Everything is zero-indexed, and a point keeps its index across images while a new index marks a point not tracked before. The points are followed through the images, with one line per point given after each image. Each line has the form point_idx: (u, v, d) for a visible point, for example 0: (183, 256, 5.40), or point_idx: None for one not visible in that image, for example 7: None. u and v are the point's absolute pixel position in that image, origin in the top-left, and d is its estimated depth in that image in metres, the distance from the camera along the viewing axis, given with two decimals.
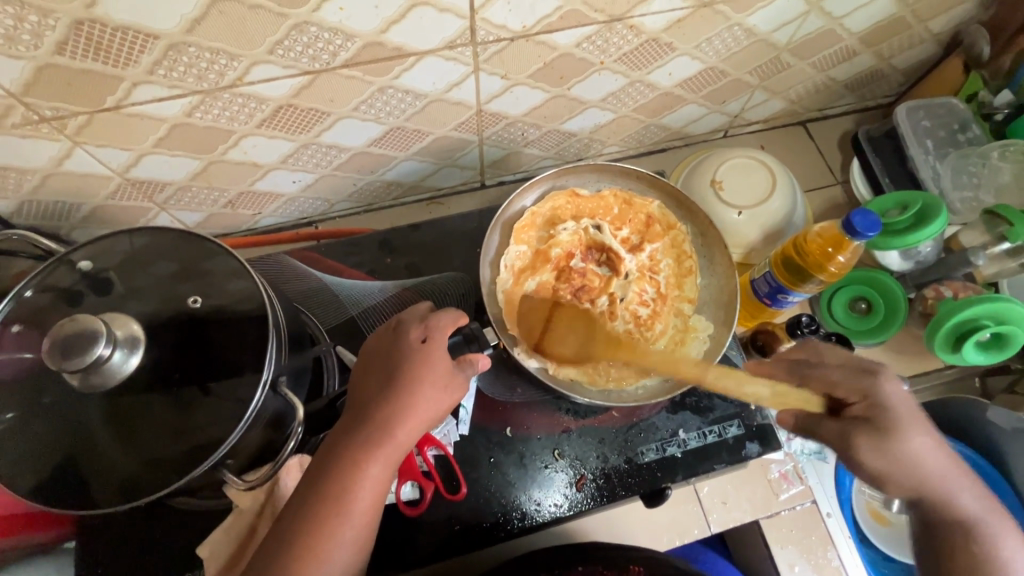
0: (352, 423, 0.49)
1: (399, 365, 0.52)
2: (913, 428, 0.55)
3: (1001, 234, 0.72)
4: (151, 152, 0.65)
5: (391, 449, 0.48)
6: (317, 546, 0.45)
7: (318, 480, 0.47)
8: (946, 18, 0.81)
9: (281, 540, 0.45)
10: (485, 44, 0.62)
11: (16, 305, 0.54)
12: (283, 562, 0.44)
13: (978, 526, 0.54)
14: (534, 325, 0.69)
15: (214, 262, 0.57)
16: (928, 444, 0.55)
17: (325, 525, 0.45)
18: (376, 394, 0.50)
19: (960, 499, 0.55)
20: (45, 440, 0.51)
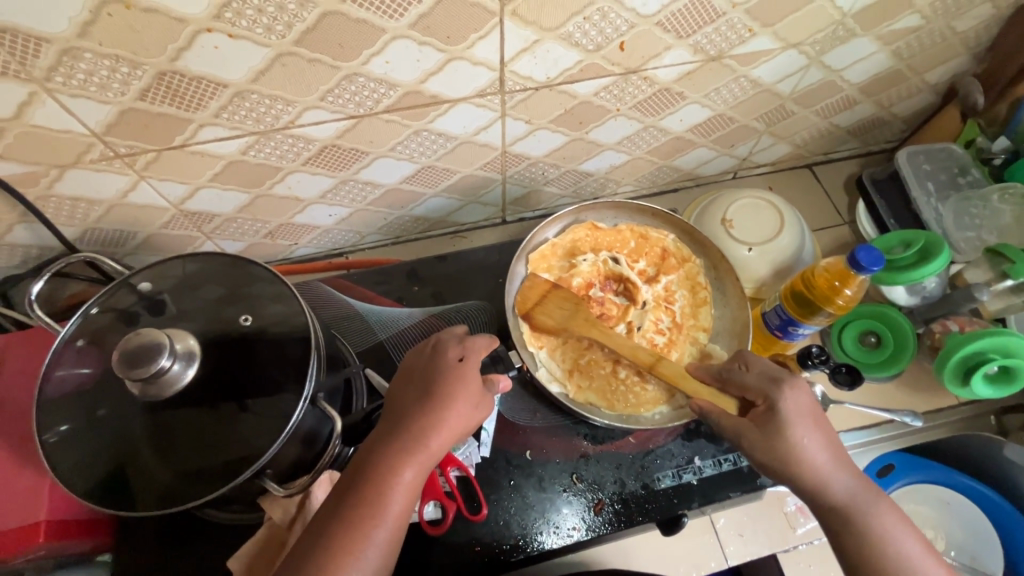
0: (390, 431, 0.53)
1: (435, 380, 0.56)
2: (797, 424, 0.56)
3: (1003, 271, 0.74)
4: (205, 186, 0.71)
5: (425, 456, 0.52)
6: (352, 545, 0.47)
7: (356, 483, 0.50)
8: (941, 71, 0.87)
9: (319, 543, 0.48)
10: (513, 93, 0.68)
11: (82, 322, 0.59)
12: (320, 561, 0.46)
13: (856, 510, 0.53)
14: (568, 355, 0.73)
15: (261, 286, 0.61)
16: (810, 440, 0.55)
17: (361, 527, 0.48)
18: (414, 405, 0.55)
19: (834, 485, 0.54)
20: (98, 450, 0.55)
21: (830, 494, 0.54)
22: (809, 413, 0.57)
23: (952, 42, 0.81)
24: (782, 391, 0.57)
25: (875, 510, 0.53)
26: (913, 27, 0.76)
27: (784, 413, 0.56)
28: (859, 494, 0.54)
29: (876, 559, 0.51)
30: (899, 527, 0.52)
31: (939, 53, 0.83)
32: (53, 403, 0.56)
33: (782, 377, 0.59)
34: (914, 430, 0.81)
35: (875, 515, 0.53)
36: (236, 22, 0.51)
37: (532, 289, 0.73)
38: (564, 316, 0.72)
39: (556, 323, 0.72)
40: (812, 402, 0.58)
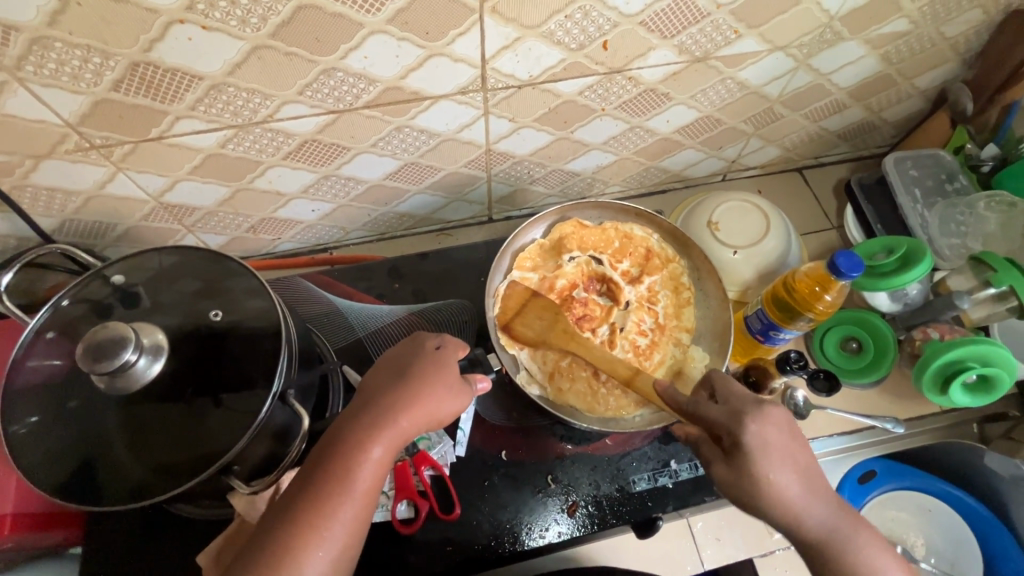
0: (360, 411, 0.53)
1: (412, 363, 0.58)
2: (773, 464, 0.51)
3: (986, 279, 0.73)
4: (185, 179, 0.70)
5: (394, 434, 0.52)
6: (319, 522, 0.47)
7: (324, 461, 0.50)
8: (931, 76, 0.87)
9: (284, 519, 0.47)
10: (495, 90, 0.68)
11: (52, 313, 0.58)
12: (285, 540, 0.46)
13: (836, 542, 0.50)
14: (548, 357, 0.72)
15: (236, 282, 0.61)
16: (780, 478, 0.51)
17: (328, 501, 0.48)
18: (388, 387, 0.55)
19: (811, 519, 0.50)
20: (66, 443, 0.54)
21: (806, 527, 0.50)
22: (777, 447, 0.51)
23: (942, 47, 0.81)
24: (748, 425, 0.52)
25: (853, 539, 0.50)
26: (902, 31, 0.76)
27: (753, 445, 0.51)
28: (835, 523, 0.50)
29: None
30: (880, 553, 0.50)
31: (928, 58, 0.82)
32: (24, 394, 0.55)
33: (749, 408, 0.54)
34: (895, 437, 0.81)
35: (854, 544, 0.50)
36: (210, 14, 0.50)
37: (510, 298, 0.73)
38: (543, 326, 0.71)
39: (534, 334, 0.71)
40: (771, 430, 0.52)
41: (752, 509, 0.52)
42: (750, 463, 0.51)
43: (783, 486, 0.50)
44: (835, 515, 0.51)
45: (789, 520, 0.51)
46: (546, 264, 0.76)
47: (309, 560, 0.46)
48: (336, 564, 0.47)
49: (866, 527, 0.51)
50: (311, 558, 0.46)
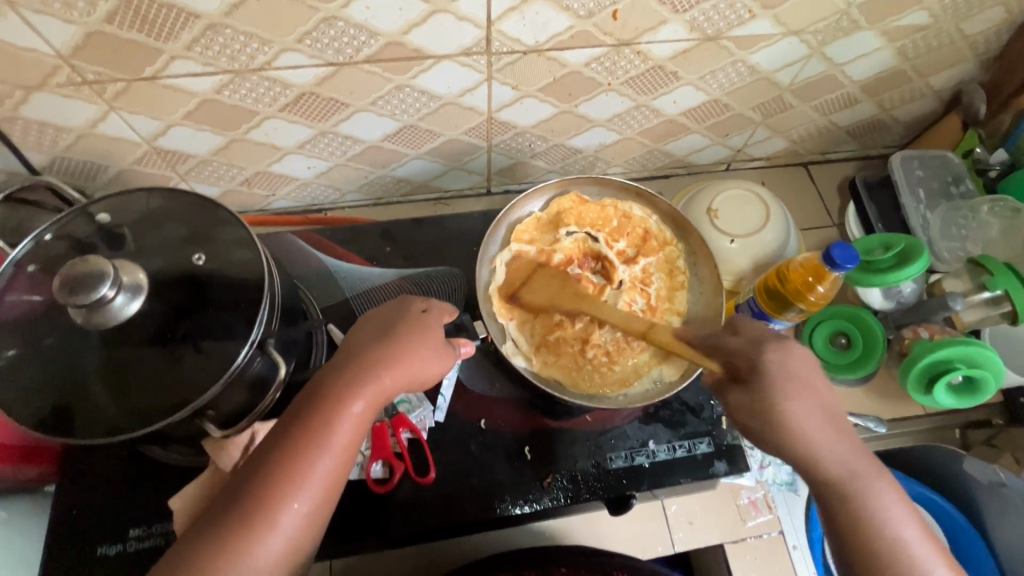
0: (341, 368, 0.53)
1: (395, 324, 0.57)
2: (793, 395, 0.52)
3: (982, 283, 0.72)
4: (178, 124, 0.69)
5: (375, 391, 0.51)
6: (297, 474, 0.47)
7: (303, 414, 0.49)
8: (946, 76, 0.85)
9: (261, 468, 0.47)
10: (499, 55, 0.66)
11: (35, 247, 0.57)
12: (261, 490, 0.46)
13: (848, 485, 0.50)
14: (536, 329, 0.71)
15: (222, 230, 0.60)
16: (802, 410, 0.52)
17: (306, 453, 0.47)
18: (370, 345, 0.55)
19: (825, 458, 0.51)
20: (40, 378, 0.54)
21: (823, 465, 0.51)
22: (799, 382, 0.53)
23: (960, 45, 0.79)
24: (767, 352, 0.55)
25: (867, 485, 0.50)
26: (921, 25, 0.74)
27: (772, 374, 0.53)
28: (854, 467, 0.51)
29: (858, 530, 0.49)
30: (893, 502, 0.50)
31: (945, 56, 0.81)
32: (2, 326, 0.55)
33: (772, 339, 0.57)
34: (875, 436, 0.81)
35: (866, 489, 0.50)
36: None
37: (510, 269, 0.73)
38: (551, 291, 0.71)
39: (545, 299, 0.71)
40: (796, 369, 0.54)
41: (766, 442, 0.53)
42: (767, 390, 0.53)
43: (799, 419, 0.52)
44: (855, 461, 0.51)
45: (804, 455, 0.51)
46: (549, 235, 0.75)
47: (285, 510, 0.46)
48: (313, 516, 0.47)
49: (885, 478, 0.50)
50: (288, 508, 0.46)
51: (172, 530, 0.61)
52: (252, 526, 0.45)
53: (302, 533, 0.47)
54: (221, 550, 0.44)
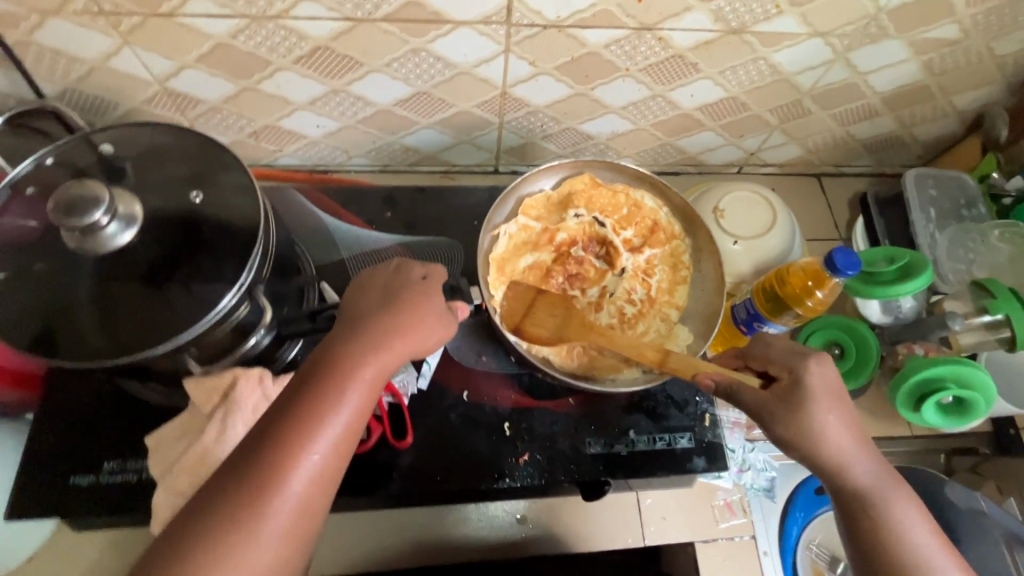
0: (350, 332, 0.51)
1: (397, 291, 0.55)
2: (826, 406, 0.53)
3: (983, 306, 0.72)
4: (191, 66, 0.69)
5: (389, 356, 0.50)
6: (309, 437, 0.45)
7: (313, 377, 0.48)
8: (970, 97, 0.84)
9: (274, 433, 0.44)
10: (519, 27, 0.66)
11: (35, 170, 0.57)
12: (269, 452, 0.43)
13: (875, 498, 0.51)
14: (516, 308, 0.69)
15: (228, 175, 0.59)
16: (838, 423, 0.52)
17: (320, 415, 0.45)
18: (376, 312, 0.53)
19: (854, 470, 0.52)
20: (22, 303, 0.53)
21: (851, 477, 0.52)
22: (832, 394, 0.53)
23: (988, 65, 0.78)
24: (810, 365, 0.55)
25: (891, 501, 0.51)
26: (950, 39, 0.73)
27: (812, 388, 0.54)
28: (878, 482, 0.51)
29: (882, 545, 0.49)
30: (914, 518, 0.50)
31: (971, 75, 0.79)
32: None
33: (809, 352, 0.57)
34: None
35: (891, 503, 0.51)
36: None
37: (513, 243, 0.72)
38: (556, 324, 0.67)
39: (548, 333, 0.67)
40: (830, 382, 0.54)
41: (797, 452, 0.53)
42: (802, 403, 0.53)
43: (833, 432, 0.52)
44: (879, 476, 0.52)
45: (832, 467, 0.52)
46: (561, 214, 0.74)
47: (294, 474, 0.43)
48: (322, 482, 0.45)
49: (908, 494, 0.51)
50: (297, 471, 0.43)
51: (147, 468, 0.62)
52: (261, 488, 0.42)
53: (311, 499, 0.44)
54: (227, 514, 0.41)
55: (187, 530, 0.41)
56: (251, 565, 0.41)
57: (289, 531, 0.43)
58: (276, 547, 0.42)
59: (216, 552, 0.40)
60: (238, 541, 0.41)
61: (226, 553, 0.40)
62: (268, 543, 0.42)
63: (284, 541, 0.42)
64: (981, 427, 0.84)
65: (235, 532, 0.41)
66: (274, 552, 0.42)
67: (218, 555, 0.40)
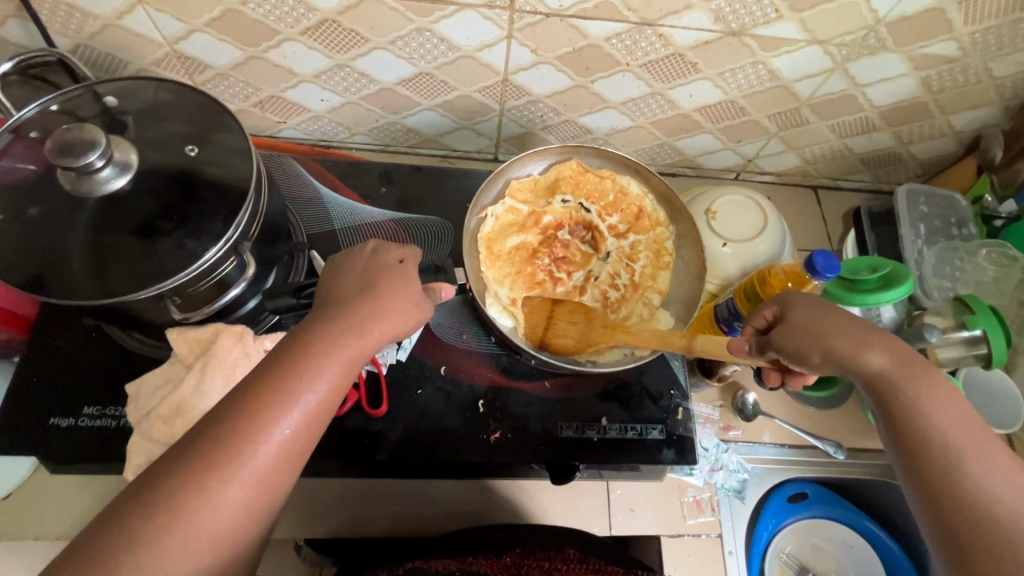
0: (331, 311, 0.50)
1: (376, 276, 0.53)
2: (822, 312, 0.56)
3: (962, 321, 0.75)
4: (201, 31, 0.71)
5: (364, 342, 0.49)
6: (275, 414, 0.44)
7: (290, 353, 0.47)
8: (967, 117, 0.84)
9: (239, 409, 0.44)
10: (522, 13, 0.67)
11: (40, 114, 0.58)
12: (237, 425, 0.43)
13: (894, 384, 0.51)
14: (535, 323, 0.70)
15: (224, 136, 0.60)
16: (835, 321, 0.54)
17: (288, 393, 0.45)
18: (353, 295, 0.52)
19: (870, 358, 0.52)
20: (9, 241, 0.54)
21: (920, 416, 0.49)
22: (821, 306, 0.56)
23: (986, 86, 0.78)
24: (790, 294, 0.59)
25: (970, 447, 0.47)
26: (948, 56, 0.74)
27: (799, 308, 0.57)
28: (955, 426, 0.48)
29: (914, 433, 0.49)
30: (940, 397, 0.50)
31: (969, 95, 0.80)
32: None
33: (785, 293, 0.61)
34: (832, 462, 0.83)
35: (915, 388, 0.50)
36: None
37: (500, 223, 0.73)
38: (578, 331, 0.69)
39: (573, 341, 0.69)
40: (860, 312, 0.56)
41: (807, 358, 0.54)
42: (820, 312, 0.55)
43: (879, 361, 0.52)
44: (955, 421, 0.49)
45: (893, 398, 0.51)
46: (550, 196, 0.75)
47: (262, 448, 0.43)
48: (289, 458, 0.44)
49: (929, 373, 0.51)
50: (264, 446, 0.43)
51: (126, 414, 0.63)
52: (227, 460, 0.42)
53: (277, 473, 0.44)
54: (190, 484, 0.41)
55: (147, 494, 0.40)
56: (213, 533, 0.41)
57: (252, 503, 0.43)
58: (238, 517, 0.42)
59: (175, 518, 0.40)
60: (201, 508, 0.41)
61: (186, 521, 0.40)
62: (229, 512, 0.42)
63: (248, 512, 0.42)
64: None
65: (195, 503, 0.40)
66: (236, 521, 0.42)
67: (178, 525, 0.40)
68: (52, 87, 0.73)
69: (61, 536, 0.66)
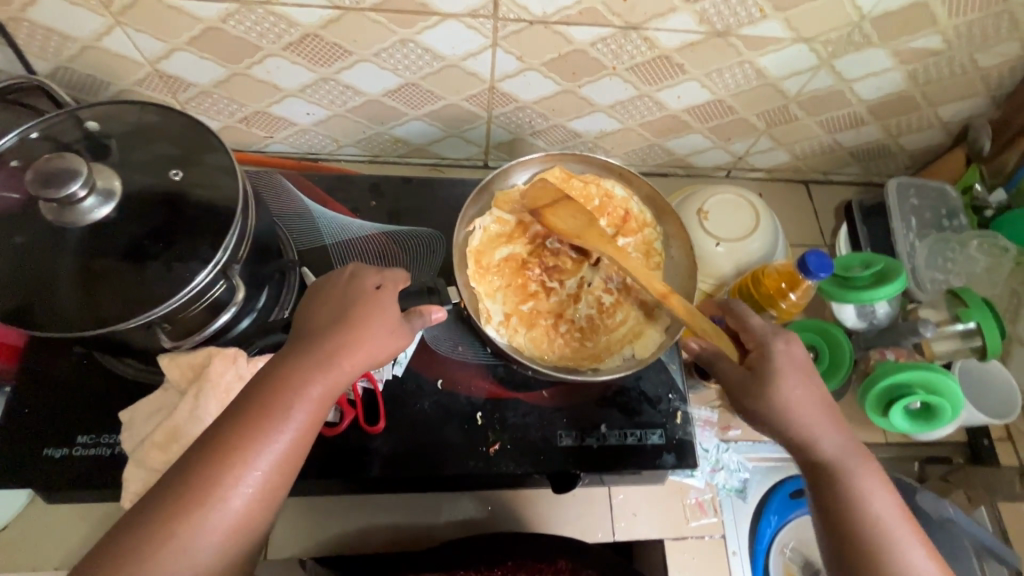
0: (303, 345, 0.50)
1: (349, 305, 0.52)
2: (790, 378, 0.56)
3: (956, 314, 0.76)
4: (182, 49, 0.70)
5: (335, 376, 0.48)
6: (246, 455, 0.43)
7: (260, 391, 0.46)
8: (956, 108, 0.84)
9: (211, 451, 0.43)
10: (506, 22, 0.67)
11: (19, 142, 0.57)
12: (206, 471, 0.42)
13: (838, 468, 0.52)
14: (509, 308, 0.71)
15: (209, 156, 0.59)
16: (798, 394, 0.55)
17: (257, 433, 0.44)
18: (326, 325, 0.51)
19: (819, 439, 0.53)
20: None
21: (864, 508, 0.50)
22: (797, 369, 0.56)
23: (972, 77, 0.78)
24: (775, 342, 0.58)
25: (901, 539, 0.49)
26: (934, 49, 0.74)
27: (778, 362, 0.57)
28: (889, 519, 0.50)
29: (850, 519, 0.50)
30: (877, 488, 0.51)
31: (956, 86, 0.80)
32: None
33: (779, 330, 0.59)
34: None
35: (853, 474, 0.52)
36: None
37: (486, 236, 0.73)
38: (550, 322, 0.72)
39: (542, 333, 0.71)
40: (825, 392, 0.56)
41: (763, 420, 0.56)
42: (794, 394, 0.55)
43: (829, 447, 0.53)
44: (889, 514, 0.50)
45: (833, 481, 0.52)
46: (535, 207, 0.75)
47: (233, 492, 0.42)
48: (264, 500, 0.44)
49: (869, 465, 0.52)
50: (237, 490, 0.43)
51: (120, 441, 0.62)
52: (199, 502, 0.42)
53: (251, 515, 0.43)
54: (160, 528, 0.41)
55: (120, 539, 0.40)
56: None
57: (226, 545, 0.42)
58: (212, 561, 0.42)
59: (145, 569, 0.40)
60: (174, 553, 0.41)
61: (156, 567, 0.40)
62: (202, 556, 0.41)
63: (222, 556, 0.42)
64: (954, 435, 0.85)
65: (166, 550, 0.40)
66: (210, 566, 0.42)
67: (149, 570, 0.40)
68: (33, 111, 0.72)
69: (60, 565, 0.66)
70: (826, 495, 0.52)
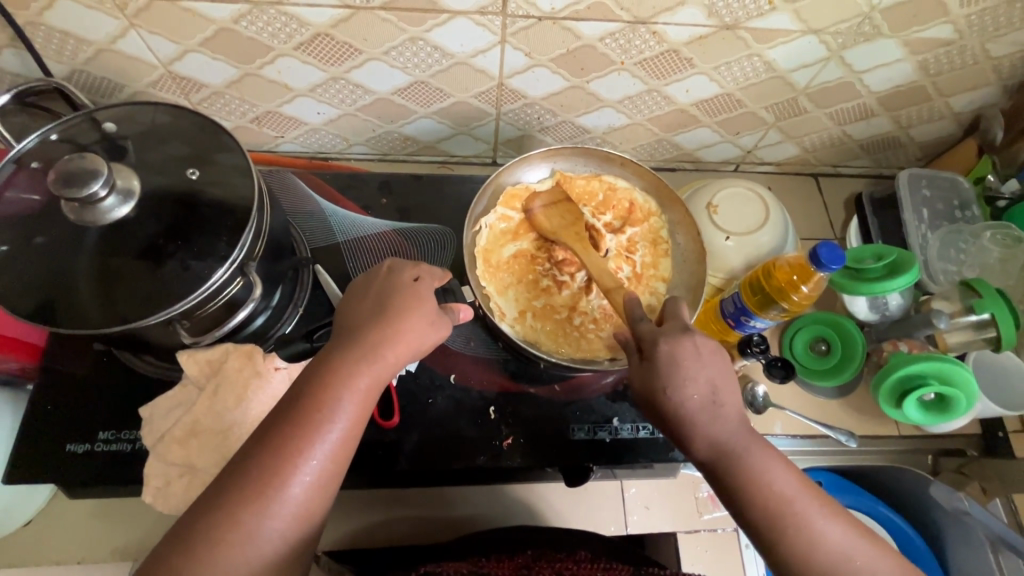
0: (348, 337, 0.51)
1: (389, 296, 0.53)
2: (680, 378, 0.51)
3: (970, 305, 0.76)
4: (195, 50, 0.71)
5: (380, 367, 0.49)
6: (301, 445, 0.44)
7: (309, 383, 0.47)
8: (967, 98, 0.84)
9: (268, 443, 0.44)
10: (515, 18, 0.67)
11: (39, 144, 0.58)
12: (266, 461, 0.43)
13: (731, 456, 0.49)
14: (522, 304, 0.72)
15: (224, 155, 0.59)
16: (683, 393, 0.50)
17: (310, 423, 0.45)
18: (368, 318, 0.52)
19: (709, 429, 0.50)
20: (16, 272, 0.54)
21: (763, 489, 0.48)
22: (688, 360, 0.51)
23: (984, 67, 0.78)
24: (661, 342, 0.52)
25: (807, 514, 0.47)
26: (945, 39, 0.73)
27: (664, 360, 0.52)
28: (792, 493, 0.48)
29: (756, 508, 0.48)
30: (776, 467, 0.49)
31: (968, 76, 0.80)
32: None
33: None
34: (845, 450, 0.83)
35: (748, 460, 0.49)
36: None
37: (493, 235, 0.74)
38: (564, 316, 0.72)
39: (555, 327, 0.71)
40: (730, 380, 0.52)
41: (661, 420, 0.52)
42: (681, 383, 0.50)
43: (718, 438, 0.50)
44: (792, 489, 0.48)
45: (727, 471, 0.49)
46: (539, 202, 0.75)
47: (292, 481, 0.43)
48: (322, 489, 0.45)
49: (760, 448, 0.49)
50: (297, 478, 0.43)
51: (140, 436, 0.63)
52: (260, 491, 0.42)
53: (310, 503, 0.44)
54: (226, 516, 0.42)
55: (190, 528, 0.42)
56: (249, 565, 0.41)
57: (288, 533, 0.43)
58: (279, 544, 0.43)
59: (217, 552, 0.41)
60: (238, 541, 0.41)
61: (224, 555, 0.41)
62: (265, 543, 0.42)
63: (282, 544, 0.43)
64: (969, 427, 0.84)
65: (234, 536, 0.41)
66: (270, 553, 0.42)
67: (217, 556, 0.41)
68: (49, 113, 0.73)
69: (83, 559, 0.67)
70: (727, 486, 0.49)
